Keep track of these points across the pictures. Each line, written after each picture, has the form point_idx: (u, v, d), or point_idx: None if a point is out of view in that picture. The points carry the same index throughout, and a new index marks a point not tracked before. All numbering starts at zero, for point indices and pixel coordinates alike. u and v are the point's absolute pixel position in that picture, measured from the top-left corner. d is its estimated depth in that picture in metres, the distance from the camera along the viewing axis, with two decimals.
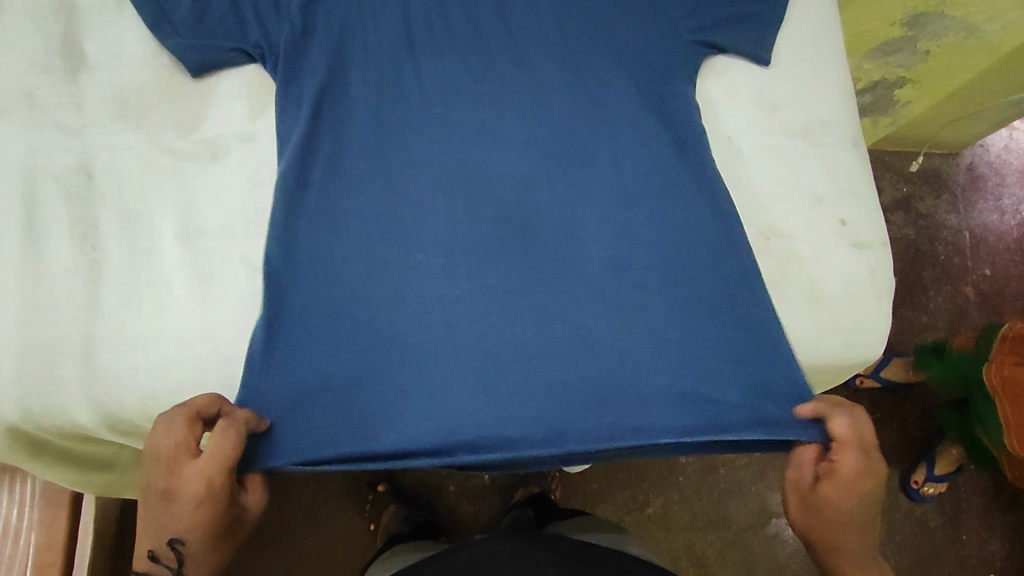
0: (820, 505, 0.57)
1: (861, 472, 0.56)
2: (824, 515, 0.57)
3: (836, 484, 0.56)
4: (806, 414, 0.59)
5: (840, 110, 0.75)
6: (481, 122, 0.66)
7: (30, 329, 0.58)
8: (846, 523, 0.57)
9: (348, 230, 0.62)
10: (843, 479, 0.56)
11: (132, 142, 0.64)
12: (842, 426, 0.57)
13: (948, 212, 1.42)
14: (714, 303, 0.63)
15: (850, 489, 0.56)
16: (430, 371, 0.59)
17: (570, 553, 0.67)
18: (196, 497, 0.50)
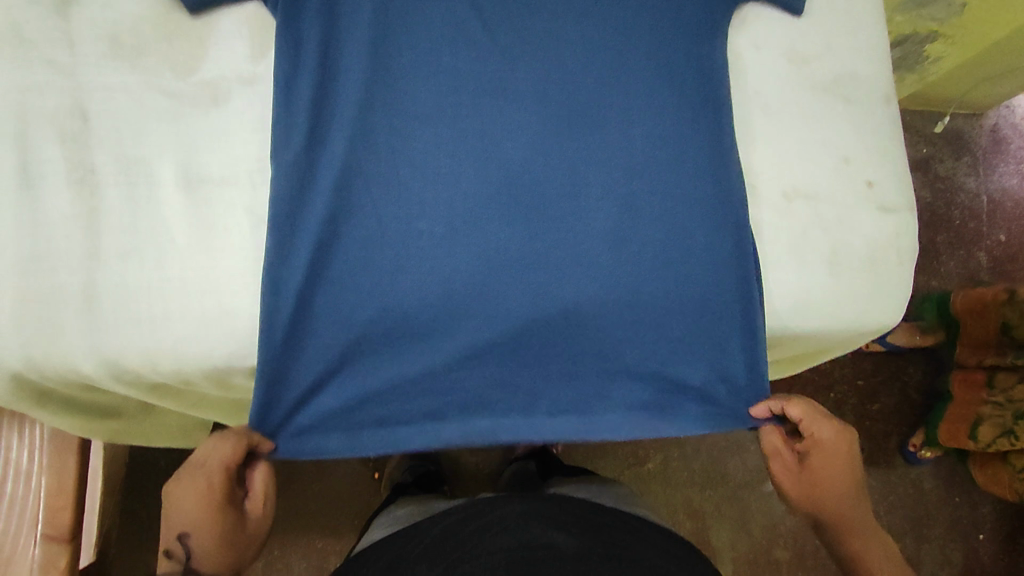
0: (813, 482, 0.62)
1: (837, 442, 0.62)
2: (824, 486, 0.62)
3: (818, 455, 0.62)
4: (762, 413, 0.63)
5: (873, 65, 0.72)
6: (494, 69, 0.63)
7: (30, 277, 0.56)
8: (843, 495, 0.62)
9: (354, 182, 0.60)
10: (822, 451, 0.62)
11: (128, 82, 0.60)
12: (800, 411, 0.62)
13: (967, 175, 1.38)
14: (728, 271, 0.63)
15: (834, 458, 0.62)
16: (443, 331, 0.59)
17: (574, 515, 0.67)
18: (203, 492, 0.54)
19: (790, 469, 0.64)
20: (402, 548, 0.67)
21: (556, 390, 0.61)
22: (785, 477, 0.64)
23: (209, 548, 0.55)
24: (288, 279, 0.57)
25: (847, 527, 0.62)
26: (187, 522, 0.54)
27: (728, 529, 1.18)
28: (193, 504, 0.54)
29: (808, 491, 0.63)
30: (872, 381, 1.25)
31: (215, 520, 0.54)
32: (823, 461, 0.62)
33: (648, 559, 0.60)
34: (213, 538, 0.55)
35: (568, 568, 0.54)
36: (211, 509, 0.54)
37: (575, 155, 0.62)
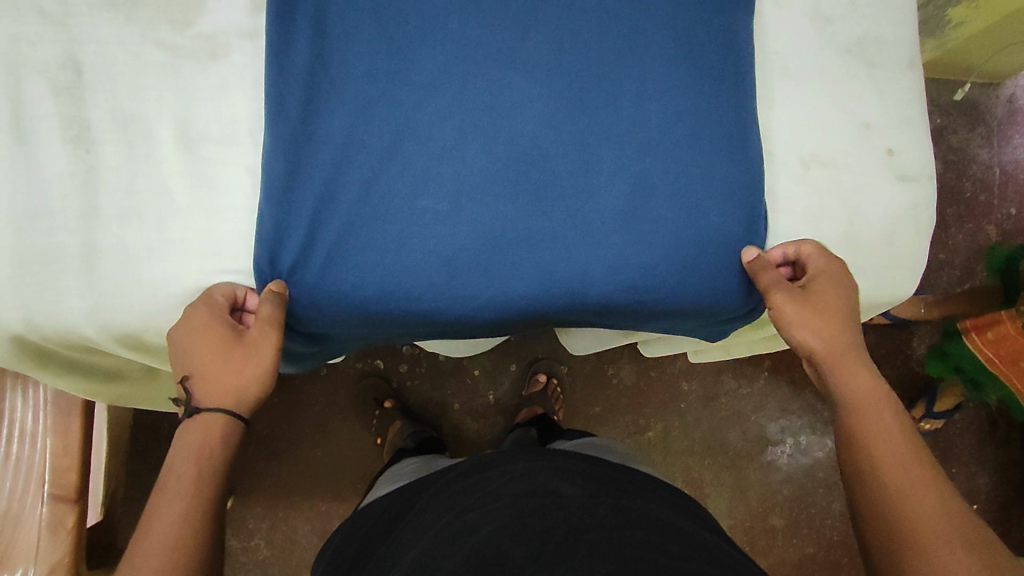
0: (816, 308, 0.59)
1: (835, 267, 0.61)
2: (822, 312, 0.59)
3: (821, 281, 0.60)
4: (751, 254, 0.62)
5: (898, 25, 0.69)
6: (503, 34, 0.61)
7: (26, 237, 0.55)
8: (843, 320, 0.60)
9: (355, 148, 0.58)
10: (823, 279, 0.60)
11: (124, 35, 0.58)
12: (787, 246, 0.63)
13: (981, 146, 1.34)
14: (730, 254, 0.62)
15: (834, 288, 0.60)
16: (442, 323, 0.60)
17: (580, 467, 0.68)
18: (196, 318, 0.54)
19: (794, 297, 0.60)
20: (412, 500, 0.70)
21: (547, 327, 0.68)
22: (792, 304, 0.59)
23: (220, 374, 0.54)
24: (299, 254, 0.58)
25: (850, 362, 0.58)
26: (195, 355, 0.54)
27: (726, 497, 1.19)
28: (200, 339, 0.54)
29: (810, 320, 0.59)
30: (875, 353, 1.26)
31: (216, 344, 0.54)
32: (826, 288, 0.60)
33: (657, 512, 0.61)
34: (222, 370, 0.54)
35: (574, 519, 0.55)
36: (221, 336, 0.54)
37: (587, 127, 0.61)
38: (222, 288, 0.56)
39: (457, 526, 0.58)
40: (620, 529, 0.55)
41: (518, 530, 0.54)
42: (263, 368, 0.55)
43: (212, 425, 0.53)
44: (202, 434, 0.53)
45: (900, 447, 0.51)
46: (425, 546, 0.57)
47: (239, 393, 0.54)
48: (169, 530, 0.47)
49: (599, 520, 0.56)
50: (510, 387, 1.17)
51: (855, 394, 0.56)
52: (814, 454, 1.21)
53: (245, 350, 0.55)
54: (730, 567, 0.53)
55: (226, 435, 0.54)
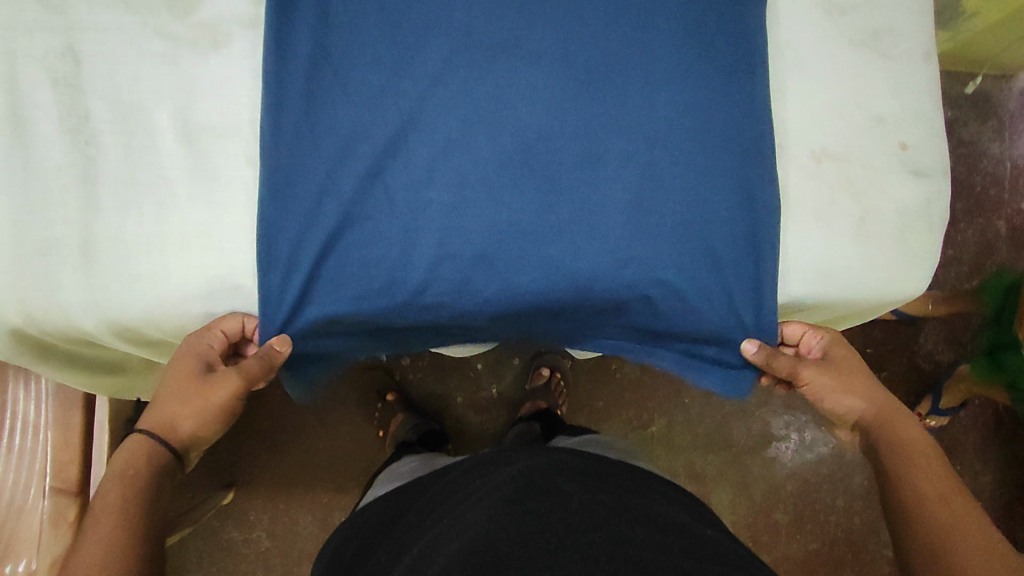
0: (841, 375, 0.66)
1: (840, 337, 0.69)
2: (848, 381, 0.66)
3: (836, 351, 0.67)
4: (755, 347, 0.63)
5: (914, 15, 0.67)
6: (509, 25, 0.59)
7: (25, 229, 0.54)
8: (873, 381, 0.66)
9: (358, 141, 0.57)
10: (836, 352, 0.68)
11: (123, 23, 0.57)
12: (800, 323, 0.68)
13: (992, 139, 1.32)
14: (741, 248, 0.61)
15: (845, 360, 0.67)
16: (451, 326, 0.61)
17: (578, 464, 0.67)
18: (186, 346, 0.57)
19: (822, 371, 0.66)
20: (411, 500, 0.69)
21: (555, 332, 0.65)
22: (824, 376, 0.65)
23: (170, 406, 0.57)
24: (302, 249, 0.57)
25: (896, 417, 0.63)
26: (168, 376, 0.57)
27: (729, 492, 1.19)
28: (176, 365, 0.57)
29: (846, 389, 0.66)
30: (881, 350, 1.25)
31: (187, 377, 0.56)
32: (841, 359, 0.67)
33: (658, 509, 0.60)
34: (172, 404, 0.57)
35: (573, 517, 0.55)
36: (188, 369, 0.56)
37: (595, 120, 0.60)
38: (228, 322, 0.57)
39: (456, 526, 0.57)
40: (620, 526, 0.54)
41: (518, 529, 0.53)
42: (211, 408, 0.57)
43: (141, 451, 0.55)
44: (134, 458, 0.55)
45: (942, 499, 0.53)
46: (423, 547, 0.56)
47: (176, 425, 0.57)
48: (98, 546, 0.47)
49: (596, 517, 0.55)
50: (513, 380, 1.16)
51: (908, 443, 0.60)
52: (819, 450, 1.21)
53: (201, 389, 0.56)
54: (734, 564, 0.53)
55: (158, 462, 0.56)
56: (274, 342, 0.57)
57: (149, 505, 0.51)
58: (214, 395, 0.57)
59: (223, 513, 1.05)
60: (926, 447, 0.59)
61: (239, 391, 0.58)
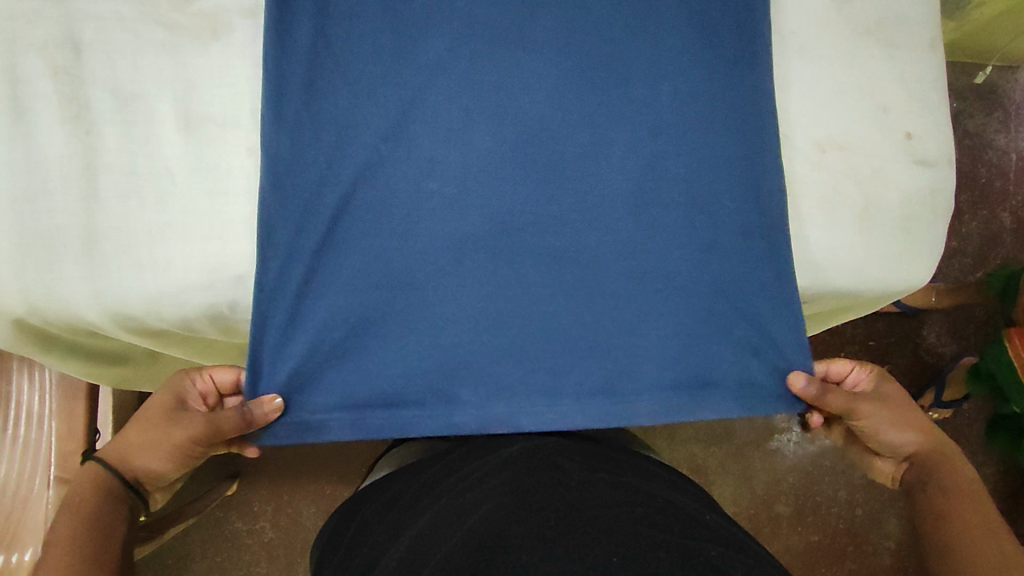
0: (893, 412, 0.67)
1: (886, 373, 0.70)
2: (897, 416, 0.67)
3: (884, 386, 0.68)
4: (801, 377, 0.60)
5: (919, 4, 0.67)
6: (511, 14, 0.59)
7: (26, 219, 0.54)
8: (921, 418, 0.68)
9: (358, 131, 0.57)
10: (889, 388, 0.68)
11: (123, 13, 0.57)
12: (849, 360, 0.68)
13: (998, 131, 1.31)
14: (745, 238, 0.60)
15: (898, 398, 0.68)
16: (449, 319, 0.57)
17: (576, 446, 0.67)
18: (166, 385, 0.63)
19: (878, 407, 0.66)
20: (408, 482, 0.69)
21: (581, 362, 0.57)
22: (877, 412, 0.66)
23: (132, 436, 0.61)
24: (304, 240, 0.57)
25: (945, 456, 0.66)
26: (144, 407, 0.62)
27: (730, 484, 1.19)
28: (154, 398, 0.62)
29: (898, 425, 0.67)
30: (885, 343, 1.24)
31: (157, 409, 0.61)
32: (894, 396, 0.68)
33: (656, 490, 0.60)
34: (135, 435, 0.61)
35: (573, 497, 0.55)
36: (162, 404, 0.61)
37: (596, 109, 0.59)
38: (221, 372, 0.63)
39: (455, 507, 0.57)
40: (620, 506, 0.54)
41: (516, 509, 0.53)
42: (169, 442, 0.60)
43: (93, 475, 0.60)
44: (85, 482, 0.59)
45: (985, 532, 0.57)
46: (422, 528, 0.56)
47: (133, 454, 0.61)
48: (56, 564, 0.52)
49: (598, 497, 0.55)
50: None
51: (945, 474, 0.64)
52: (820, 442, 1.21)
53: (166, 423, 0.60)
54: (733, 546, 0.53)
55: (108, 486, 0.59)
56: (264, 402, 0.56)
57: (102, 523, 0.56)
58: (173, 432, 0.60)
59: (226, 504, 1.06)
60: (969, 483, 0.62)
61: (195, 433, 0.59)
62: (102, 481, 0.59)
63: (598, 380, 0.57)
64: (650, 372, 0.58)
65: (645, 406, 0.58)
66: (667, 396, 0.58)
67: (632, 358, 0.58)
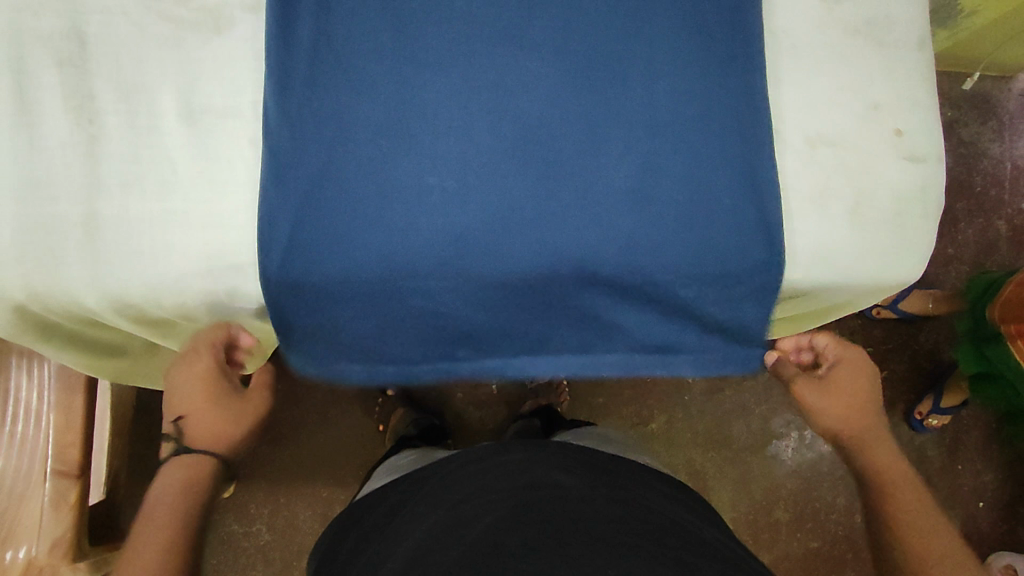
0: (837, 393, 0.69)
1: (856, 357, 0.71)
2: (838, 397, 0.69)
3: (842, 368, 0.70)
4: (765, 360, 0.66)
5: (908, 6, 0.68)
6: (508, 12, 0.60)
7: (29, 205, 0.55)
8: (867, 403, 0.69)
9: (357, 123, 0.58)
10: (843, 369, 0.70)
11: (128, 7, 0.58)
12: (823, 338, 0.71)
13: (992, 139, 1.33)
14: (738, 232, 0.61)
15: (852, 382, 0.69)
16: (452, 300, 0.61)
17: (575, 458, 0.68)
18: (195, 366, 0.61)
19: (811, 387, 0.70)
20: (408, 494, 0.69)
21: (564, 325, 0.66)
22: (810, 392, 0.70)
23: (201, 424, 0.60)
24: (305, 232, 0.58)
25: (874, 435, 0.68)
26: (183, 394, 0.60)
27: (728, 489, 1.19)
28: (190, 382, 0.60)
29: (835, 403, 0.69)
30: (882, 349, 1.25)
31: (212, 392, 0.61)
32: (844, 375, 0.70)
33: (655, 504, 0.60)
34: (201, 415, 0.60)
35: (571, 510, 0.55)
36: (210, 385, 0.61)
37: (592, 105, 0.60)
38: (237, 334, 0.62)
39: (454, 518, 0.58)
40: (617, 520, 0.55)
41: (514, 521, 0.54)
42: (242, 416, 0.63)
43: (191, 471, 0.60)
44: (178, 478, 0.59)
45: (936, 534, 0.59)
46: (420, 538, 0.57)
47: (215, 435, 0.61)
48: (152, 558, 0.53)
49: (595, 509, 0.56)
50: None
51: (878, 466, 0.65)
52: (819, 448, 1.20)
53: (230, 400, 0.62)
54: (729, 562, 0.53)
55: (203, 478, 0.60)
56: None
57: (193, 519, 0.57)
58: (246, 406, 0.63)
59: (223, 506, 1.06)
60: (908, 475, 0.64)
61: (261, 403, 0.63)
62: (194, 472, 0.60)
63: (579, 341, 0.67)
64: (630, 332, 0.66)
65: (614, 356, 0.68)
66: (642, 355, 0.68)
67: (609, 324, 0.66)
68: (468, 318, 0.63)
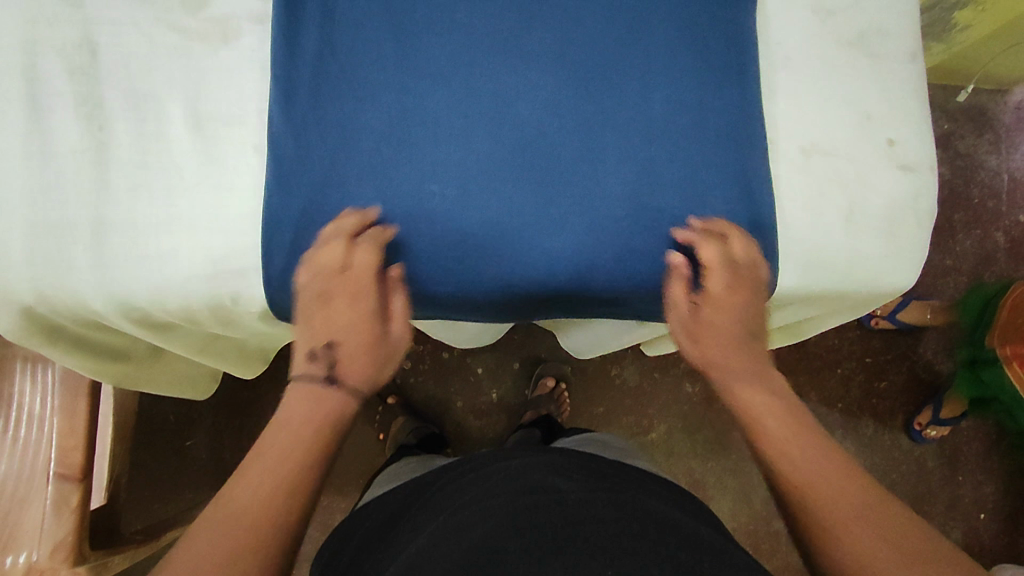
0: (706, 324, 0.61)
1: (741, 281, 0.60)
2: (714, 333, 0.60)
3: (715, 290, 0.60)
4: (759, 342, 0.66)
5: (899, 19, 0.69)
6: (507, 24, 0.62)
7: (38, 210, 0.56)
8: (730, 335, 0.60)
9: (360, 131, 0.60)
10: (718, 299, 0.60)
11: (139, 18, 0.60)
12: (714, 247, 0.59)
13: (989, 152, 1.34)
14: None
15: (724, 308, 0.60)
16: (452, 302, 0.63)
17: (570, 461, 0.68)
18: (357, 290, 0.57)
19: (688, 323, 0.61)
20: (409, 501, 0.69)
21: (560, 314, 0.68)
22: (692, 329, 0.61)
23: (344, 351, 0.57)
24: (308, 237, 0.59)
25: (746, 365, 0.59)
26: (322, 318, 0.57)
27: (728, 499, 1.19)
28: (335, 305, 0.57)
29: (714, 338, 0.60)
30: (881, 360, 1.25)
31: (358, 316, 0.57)
32: (721, 310, 0.61)
33: (654, 506, 0.61)
34: (346, 340, 0.57)
35: (568, 514, 0.56)
36: (367, 314, 0.58)
37: (590, 114, 0.62)
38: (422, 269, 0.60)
39: (452, 524, 0.58)
40: (615, 522, 0.55)
41: (512, 526, 0.54)
42: (385, 347, 0.59)
43: (334, 409, 0.55)
44: (313, 404, 0.54)
45: (824, 476, 0.50)
46: (419, 546, 0.57)
47: (361, 367, 0.57)
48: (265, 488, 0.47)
49: (595, 516, 0.56)
50: (513, 385, 1.18)
51: (753, 417, 0.55)
52: None
53: (372, 328, 0.58)
54: (728, 560, 0.54)
55: (336, 410, 0.55)
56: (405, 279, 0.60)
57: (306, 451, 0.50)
58: (388, 335, 0.59)
59: None
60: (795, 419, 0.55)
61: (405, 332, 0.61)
62: (319, 399, 0.55)
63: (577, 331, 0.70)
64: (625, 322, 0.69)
65: None
66: None
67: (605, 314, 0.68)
68: (469, 314, 0.66)
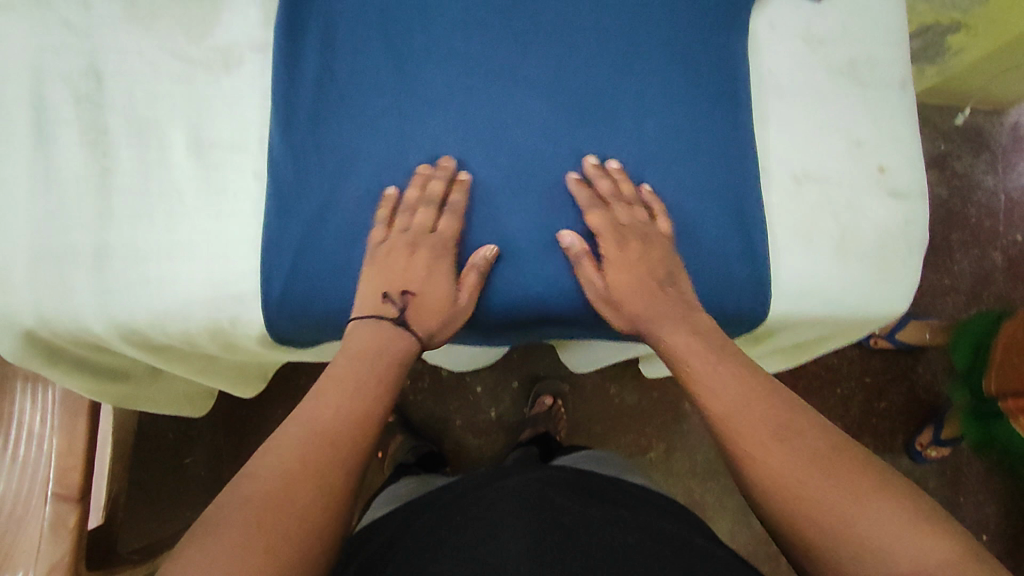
0: (626, 294, 0.60)
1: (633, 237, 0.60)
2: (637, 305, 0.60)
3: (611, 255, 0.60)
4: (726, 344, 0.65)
5: (890, 48, 0.71)
6: (503, 53, 0.63)
7: (43, 235, 0.57)
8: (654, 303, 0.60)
9: (358, 157, 0.61)
10: (620, 265, 0.60)
11: (144, 47, 0.61)
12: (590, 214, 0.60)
13: (986, 172, 1.35)
14: (725, 264, 0.63)
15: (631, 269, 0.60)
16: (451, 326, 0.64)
17: (568, 479, 0.69)
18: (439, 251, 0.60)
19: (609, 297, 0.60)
20: (407, 520, 0.69)
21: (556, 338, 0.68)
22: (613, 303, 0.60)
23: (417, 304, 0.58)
24: (306, 262, 0.60)
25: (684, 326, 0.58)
26: (402, 268, 0.59)
27: (728, 519, 1.18)
28: (416, 258, 0.59)
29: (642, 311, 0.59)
30: (880, 379, 1.25)
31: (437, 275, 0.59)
32: (622, 278, 0.60)
33: (652, 523, 0.61)
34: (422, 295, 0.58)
35: (570, 531, 0.56)
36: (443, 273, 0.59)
37: (584, 141, 0.63)
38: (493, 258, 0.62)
39: (455, 540, 0.58)
40: (616, 540, 0.56)
41: (517, 541, 0.54)
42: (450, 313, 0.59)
43: (395, 353, 0.55)
44: (376, 340, 0.55)
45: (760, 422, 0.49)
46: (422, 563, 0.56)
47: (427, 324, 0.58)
48: (329, 406, 0.49)
49: (597, 533, 0.56)
50: (512, 404, 1.18)
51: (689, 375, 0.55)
52: None
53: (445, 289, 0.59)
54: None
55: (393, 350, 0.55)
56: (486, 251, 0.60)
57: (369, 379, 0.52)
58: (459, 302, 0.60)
59: None
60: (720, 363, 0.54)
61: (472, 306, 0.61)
62: (386, 340, 0.56)
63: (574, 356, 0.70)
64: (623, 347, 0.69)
65: None
66: None
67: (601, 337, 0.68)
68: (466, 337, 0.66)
